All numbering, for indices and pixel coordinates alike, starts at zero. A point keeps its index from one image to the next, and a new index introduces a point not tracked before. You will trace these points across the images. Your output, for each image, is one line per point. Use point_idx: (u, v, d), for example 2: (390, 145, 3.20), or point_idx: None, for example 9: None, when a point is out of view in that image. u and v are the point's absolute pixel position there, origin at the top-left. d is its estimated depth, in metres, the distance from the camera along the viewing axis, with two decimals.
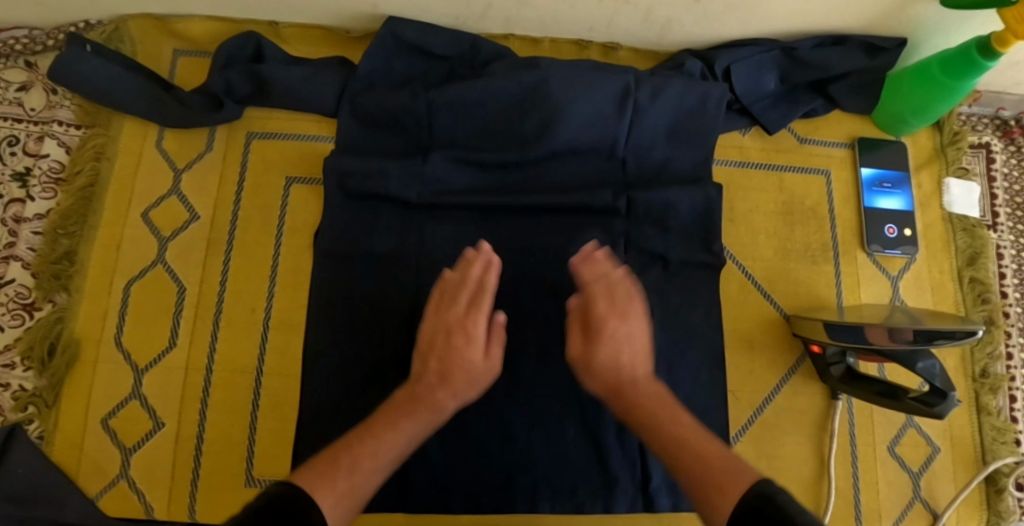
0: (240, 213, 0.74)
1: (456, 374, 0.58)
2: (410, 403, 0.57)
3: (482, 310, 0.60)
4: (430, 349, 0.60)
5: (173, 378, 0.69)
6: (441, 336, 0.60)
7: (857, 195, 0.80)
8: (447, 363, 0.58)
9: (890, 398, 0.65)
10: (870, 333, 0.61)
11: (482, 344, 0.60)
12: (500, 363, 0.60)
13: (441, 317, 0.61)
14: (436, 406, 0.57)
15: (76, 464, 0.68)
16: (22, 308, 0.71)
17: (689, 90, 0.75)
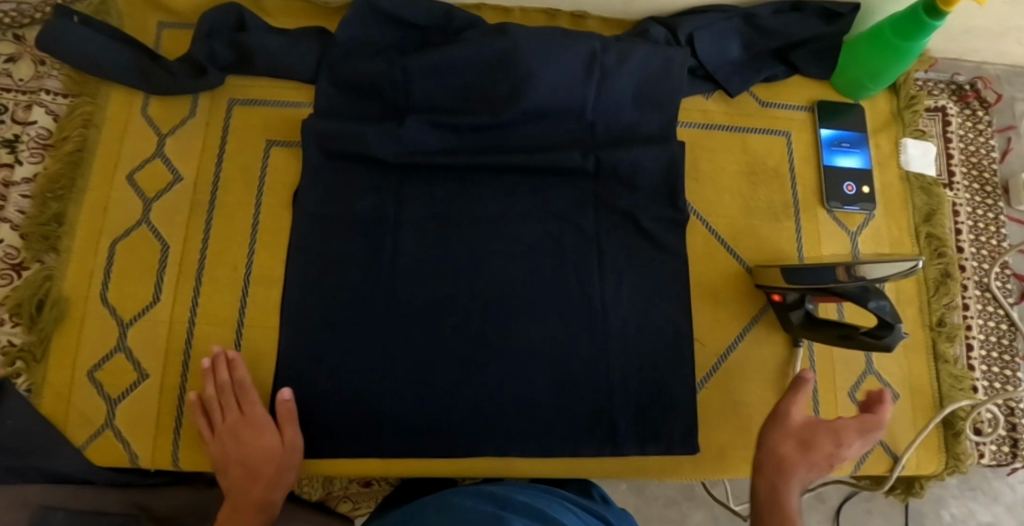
0: (221, 175, 0.76)
1: (261, 466, 0.66)
2: (240, 512, 0.63)
3: (252, 406, 0.68)
4: (233, 460, 0.67)
5: (156, 331, 0.72)
6: (228, 440, 0.67)
7: (816, 154, 0.83)
8: (250, 459, 0.66)
9: (846, 339, 0.68)
10: (827, 272, 0.65)
11: (272, 436, 0.67)
12: (298, 444, 0.67)
13: (216, 430, 0.67)
14: (262, 505, 0.65)
15: (63, 415, 0.70)
16: (11, 268, 0.74)
17: (654, 55, 0.77)
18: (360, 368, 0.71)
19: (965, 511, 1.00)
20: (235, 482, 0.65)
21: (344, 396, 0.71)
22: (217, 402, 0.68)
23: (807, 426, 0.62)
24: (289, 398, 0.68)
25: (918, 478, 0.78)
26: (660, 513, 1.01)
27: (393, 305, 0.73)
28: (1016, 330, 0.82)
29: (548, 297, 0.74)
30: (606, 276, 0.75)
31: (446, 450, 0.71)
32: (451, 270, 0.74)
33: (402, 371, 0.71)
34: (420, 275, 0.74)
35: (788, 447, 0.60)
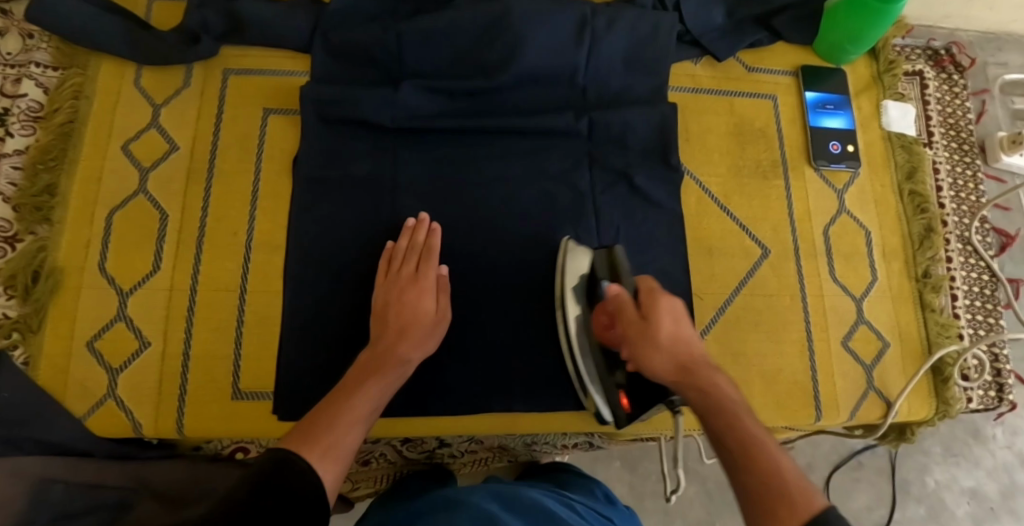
0: (218, 143, 0.76)
1: (414, 328, 0.66)
2: (380, 364, 0.63)
3: (426, 270, 0.70)
4: (386, 308, 0.67)
5: (157, 300, 0.71)
6: (394, 294, 0.68)
7: (803, 116, 0.86)
8: (403, 318, 0.66)
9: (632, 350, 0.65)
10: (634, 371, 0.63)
11: (429, 304, 0.68)
12: (447, 315, 0.69)
13: (389, 280, 0.69)
14: (401, 360, 0.64)
15: (62, 386, 0.69)
16: (3, 241, 0.72)
17: (643, 19, 0.79)
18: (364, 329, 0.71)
19: (948, 476, 1.02)
20: (384, 336, 0.65)
21: (349, 358, 0.71)
22: (403, 256, 0.70)
23: (661, 323, 0.57)
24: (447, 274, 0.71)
25: (910, 425, 0.81)
26: (654, 489, 1.02)
27: None
28: (997, 281, 0.86)
29: (549, 257, 0.75)
30: (605, 235, 0.77)
31: (452, 408, 0.71)
32: (452, 232, 0.75)
33: None
34: None
35: (651, 355, 0.56)
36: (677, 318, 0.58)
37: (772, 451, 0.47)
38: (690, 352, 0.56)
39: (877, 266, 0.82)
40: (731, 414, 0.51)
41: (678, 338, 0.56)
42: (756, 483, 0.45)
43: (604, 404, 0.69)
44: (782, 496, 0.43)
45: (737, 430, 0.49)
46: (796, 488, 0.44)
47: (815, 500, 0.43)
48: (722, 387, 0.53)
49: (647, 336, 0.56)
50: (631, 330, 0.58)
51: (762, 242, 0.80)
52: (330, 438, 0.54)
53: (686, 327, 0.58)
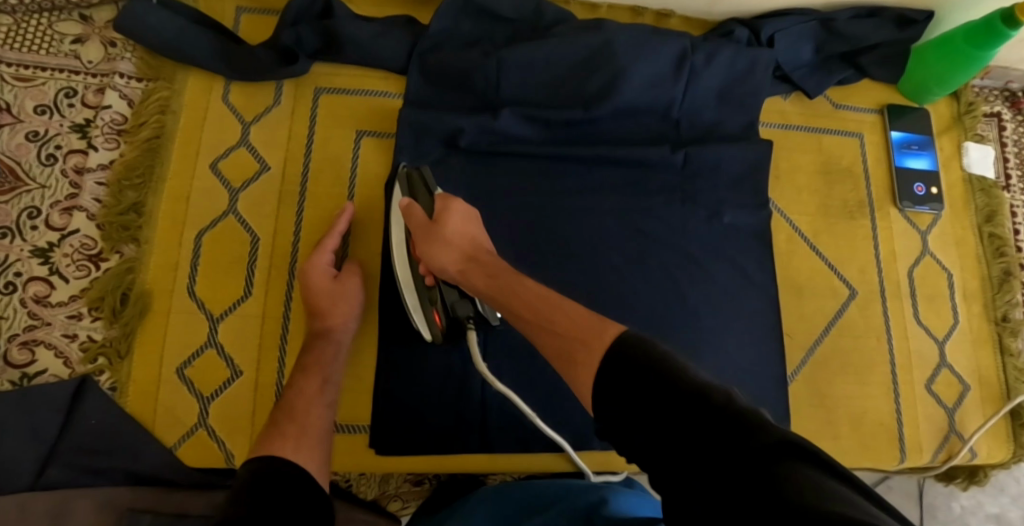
0: (309, 165, 0.74)
1: (330, 303, 0.67)
2: (310, 341, 0.67)
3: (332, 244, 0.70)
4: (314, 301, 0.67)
5: (249, 326, 0.70)
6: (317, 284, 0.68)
7: (888, 156, 0.86)
8: (324, 294, 0.67)
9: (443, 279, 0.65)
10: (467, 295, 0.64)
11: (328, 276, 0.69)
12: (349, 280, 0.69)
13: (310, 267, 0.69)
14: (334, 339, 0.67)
15: (151, 415, 0.67)
16: (87, 259, 0.71)
17: (740, 54, 0.78)
18: (459, 362, 0.70)
19: (973, 501, 0.95)
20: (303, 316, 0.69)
21: (448, 394, 0.70)
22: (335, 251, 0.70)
23: (445, 224, 0.62)
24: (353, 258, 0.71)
25: (983, 466, 0.82)
26: None
27: None
28: None
29: (644, 293, 0.74)
30: (698, 271, 0.76)
31: (554, 446, 0.70)
32: (548, 264, 0.73)
33: (503, 367, 0.70)
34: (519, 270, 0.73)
35: (440, 250, 0.61)
36: (464, 217, 0.63)
37: (551, 304, 0.52)
38: (476, 246, 0.62)
39: (959, 309, 0.82)
40: (510, 279, 0.57)
41: (461, 235, 0.62)
42: (565, 336, 0.48)
43: (422, 324, 0.67)
44: (579, 339, 0.46)
45: (523, 299, 0.54)
46: (591, 334, 0.46)
47: (608, 331, 0.45)
48: (502, 265, 0.59)
49: (429, 236, 0.62)
50: (420, 235, 0.63)
51: (849, 282, 0.80)
52: (296, 426, 0.59)
53: (472, 223, 0.64)
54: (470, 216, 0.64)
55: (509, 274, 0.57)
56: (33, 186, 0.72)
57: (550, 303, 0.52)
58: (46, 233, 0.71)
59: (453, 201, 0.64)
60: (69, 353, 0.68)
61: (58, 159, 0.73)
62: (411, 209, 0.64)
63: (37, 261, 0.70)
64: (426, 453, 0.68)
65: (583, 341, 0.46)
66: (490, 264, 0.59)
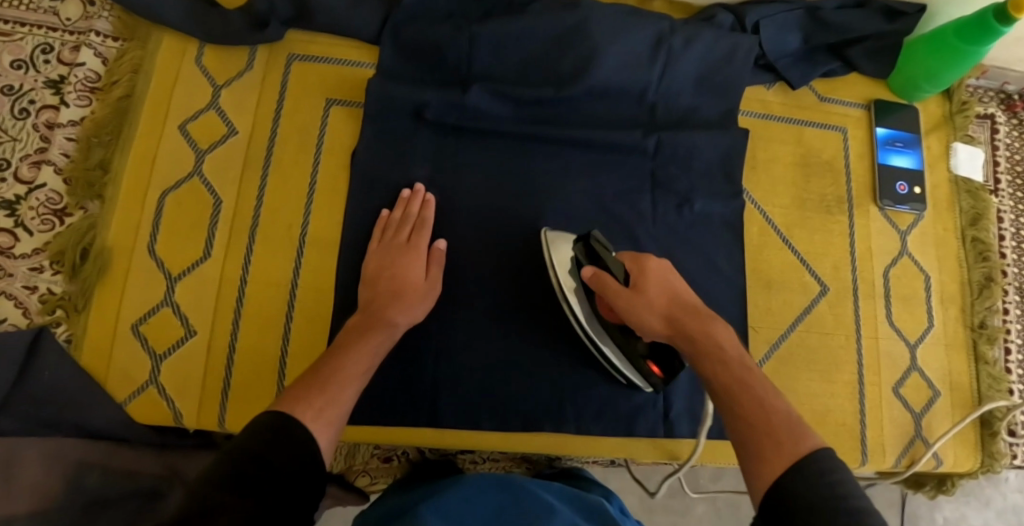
0: (277, 131, 0.74)
1: (407, 290, 0.65)
2: (369, 325, 0.61)
3: (422, 241, 0.69)
4: (376, 277, 0.67)
5: (205, 288, 0.70)
6: (389, 258, 0.67)
7: (871, 152, 0.84)
8: (396, 284, 0.65)
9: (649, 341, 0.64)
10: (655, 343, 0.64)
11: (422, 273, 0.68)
12: (439, 284, 0.67)
13: (383, 245, 0.69)
14: (390, 325, 0.62)
15: (103, 370, 0.67)
16: (52, 214, 0.71)
17: (721, 39, 0.77)
18: (413, 336, 0.70)
19: (958, 514, 0.92)
20: (377, 282, 0.66)
21: (398, 367, 0.69)
22: (397, 226, 0.70)
23: (649, 291, 0.60)
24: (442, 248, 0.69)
25: (950, 475, 0.80)
26: (663, 505, 0.99)
27: (452, 277, 0.71)
28: None
29: None
30: (663, 258, 0.75)
31: (503, 425, 0.69)
32: (509, 242, 0.73)
33: (456, 344, 0.70)
34: (480, 247, 0.72)
35: (647, 318, 0.58)
36: (666, 280, 0.61)
37: (750, 384, 0.49)
38: (677, 302, 0.59)
39: (934, 312, 0.80)
40: (732, 353, 0.53)
41: (665, 294, 0.60)
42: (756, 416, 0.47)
43: (636, 373, 0.67)
44: (779, 431, 0.45)
45: (739, 369, 0.51)
46: (785, 429, 0.45)
47: (801, 442, 0.44)
48: (716, 329, 0.55)
49: (635, 304, 0.59)
50: (620, 297, 0.60)
51: (821, 279, 0.78)
52: (325, 395, 0.52)
53: (669, 279, 0.62)
54: (670, 280, 0.62)
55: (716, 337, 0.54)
56: (5, 139, 0.73)
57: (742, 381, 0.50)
58: (14, 185, 0.72)
59: (653, 263, 0.63)
60: (28, 304, 0.69)
61: (31, 113, 0.74)
62: (607, 274, 0.61)
63: (3, 212, 0.71)
64: (372, 424, 0.68)
65: (777, 441, 0.45)
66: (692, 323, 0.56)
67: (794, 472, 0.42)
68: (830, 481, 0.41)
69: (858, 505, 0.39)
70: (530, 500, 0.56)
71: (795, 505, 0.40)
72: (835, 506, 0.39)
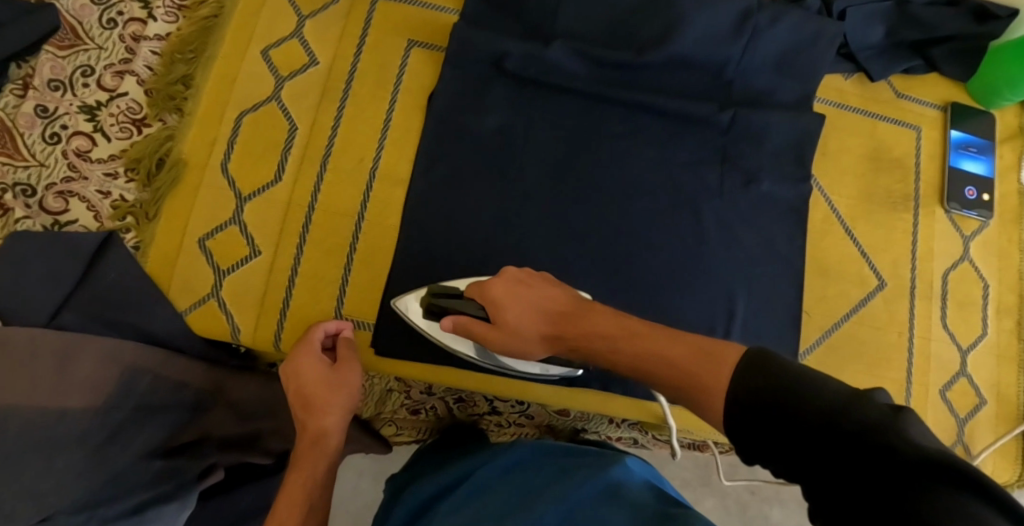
0: (357, 66, 0.75)
1: (316, 398, 0.63)
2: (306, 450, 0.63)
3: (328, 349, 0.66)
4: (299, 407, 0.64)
5: (273, 210, 0.71)
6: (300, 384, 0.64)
7: (943, 154, 0.83)
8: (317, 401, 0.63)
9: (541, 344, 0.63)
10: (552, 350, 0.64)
11: (326, 364, 0.65)
12: (347, 365, 0.65)
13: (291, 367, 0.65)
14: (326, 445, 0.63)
15: (167, 278, 0.69)
16: (131, 123, 0.73)
17: (807, 22, 0.76)
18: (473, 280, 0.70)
19: None
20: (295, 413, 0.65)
21: None
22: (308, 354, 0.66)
23: (508, 318, 0.58)
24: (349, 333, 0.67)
25: None
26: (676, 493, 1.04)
27: (516, 227, 0.71)
28: None
29: (667, 244, 0.73)
30: (725, 233, 0.75)
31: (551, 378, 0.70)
32: (574, 200, 0.73)
33: None
34: (546, 201, 0.72)
35: (527, 346, 0.58)
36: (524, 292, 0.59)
37: (654, 360, 0.49)
38: (547, 307, 0.58)
39: (989, 320, 0.79)
40: (620, 339, 0.52)
41: (526, 317, 0.58)
42: (676, 372, 0.47)
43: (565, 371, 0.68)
44: (697, 381, 0.44)
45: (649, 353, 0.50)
46: (704, 375, 0.44)
47: (724, 369, 0.43)
48: (593, 328, 0.54)
49: (508, 337, 0.59)
50: (499, 338, 0.59)
51: (879, 273, 0.78)
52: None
53: (522, 288, 0.59)
54: (523, 286, 0.59)
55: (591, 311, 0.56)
56: (90, 46, 0.74)
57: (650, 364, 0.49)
58: (96, 92, 0.73)
59: (495, 284, 0.60)
60: (100, 208, 0.70)
61: (117, 24, 0.75)
62: (464, 321, 0.59)
63: (84, 117, 0.72)
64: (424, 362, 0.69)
65: (701, 387, 0.43)
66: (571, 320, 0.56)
67: (751, 387, 0.40)
68: (776, 366, 0.40)
69: (812, 377, 0.38)
70: (533, 473, 0.62)
71: (765, 398, 0.38)
72: (804, 385, 0.37)
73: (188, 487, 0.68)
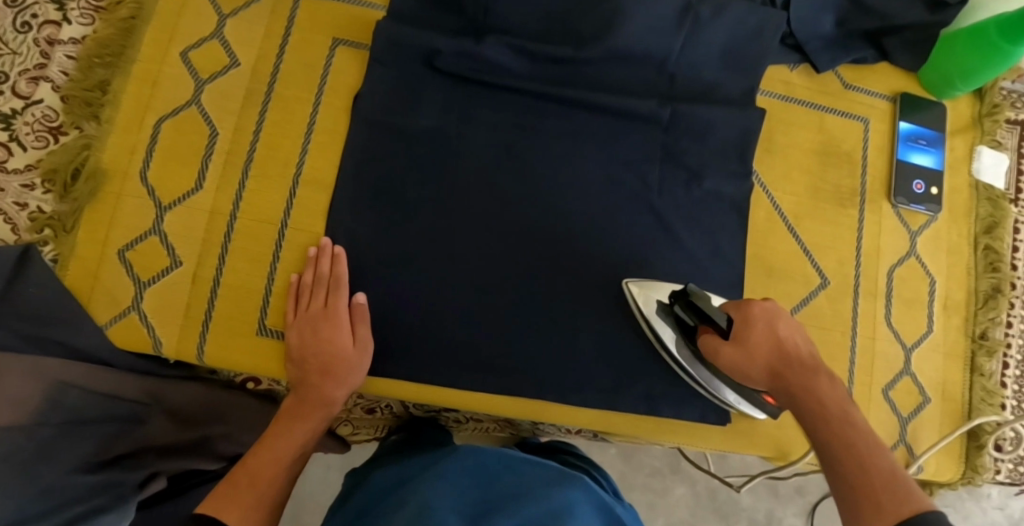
0: (281, 67, 0.72)
1: (336, 367, 0.64)
2: (304, 406, 0.64)
3: (338, 301, 0.66)
4: (303, 355, 0.66)
5: (195, 219, 0.69)
6: (309, 334, 0.66)
7: (892, 147, 0.81)
8: (321, 357, 0.65)
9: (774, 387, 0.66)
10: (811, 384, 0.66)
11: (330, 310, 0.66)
12: (370, 344, 0.66)
13: (299, 317, 0.67)
14: (327, 399, 0.64)
15: (87, 291, 0.67)
16: (47, 131, 0.70)
17: (748, 13, 0.74)
18: (403, 289, 0.68)
19: None
20: (309, 375, 0.65)
21: (387, 317, 0.68)
22: (312, 291, 0.67)
23: (751, 333, 0.58)
24: (364, 301, 0.66)
25: (930, 484, 0.78)
26: (643, 483, 1.05)
27: (445, 232, 0.70)
28: None
29: (603, 245, 0.71)
30: (665, 232, 0.73)
31: (481, 386, 0.68)
32: (506, 202, 0.71)
33: (447, 301, 0.68)
34: (478, 204, 0.70)
35: (742, 358, 0.58)
36: (774, 321, 0.58)
37: (856, 456, 0.50)
38: (784, 357, 0.57)
39: (936, 318, 0.78)
40: (812, 403, 0.53)
41: (770, 345, 0.57)
42: (860, 491, 0.48)
43: (752, 407, 0.69)
44: (874, 497, 0.47)
45: (836, 408, 0.53)
46: (888, 493, 0.47)
47: (901, 508, 0.46)
48: (824, 393, 0.54)
49: (738, 346, 0.58)
50: (722, 352, 0.59)
51: (823, 271, 0.76)
52: (248, 475, 0.59)
53: (783, 329, 0.58)
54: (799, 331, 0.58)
55: (809, 363, 0.56)
56: (4, 51, 0.71)
57: (863, 490, 0.48)
58: (10, 99, 0.70)
59: (761, 312, 0.58)
60: (17, 220, 0.68)
61: (32, 27, 0.72)
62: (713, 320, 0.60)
63: None
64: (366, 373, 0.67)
65: (874, 504, 0.47)
66: (801, 382, 0.55)
67: None
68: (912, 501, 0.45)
69: None
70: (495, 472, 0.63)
71: None
72: None
73: (127, 498, 0.68)
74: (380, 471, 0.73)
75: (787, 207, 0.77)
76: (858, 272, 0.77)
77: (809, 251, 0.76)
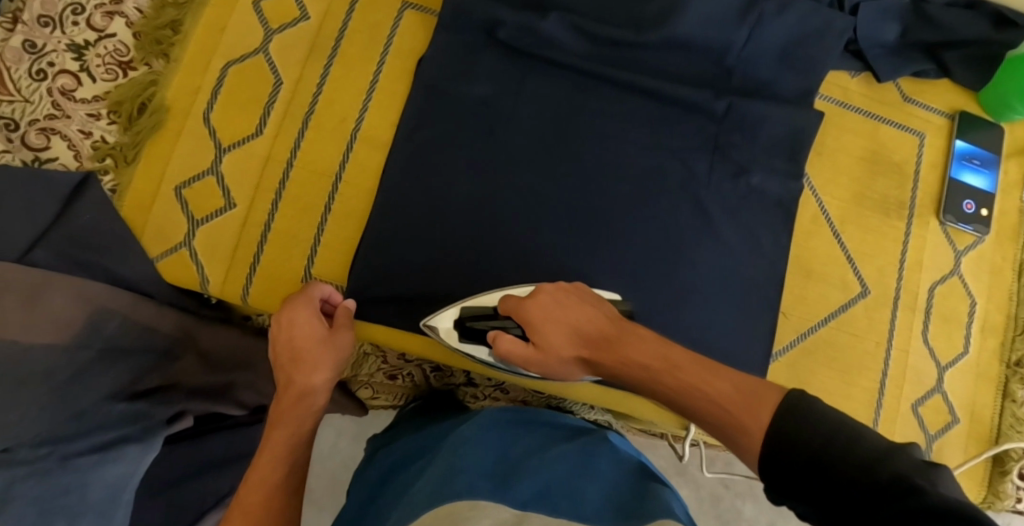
0: (348, 25, 0.74)
1: (324, 359, 0.61)
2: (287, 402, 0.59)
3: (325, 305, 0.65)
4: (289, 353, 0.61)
5: (251, 163, 0.71)
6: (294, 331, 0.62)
7: (945, 164, 0.80)
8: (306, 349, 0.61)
9: None
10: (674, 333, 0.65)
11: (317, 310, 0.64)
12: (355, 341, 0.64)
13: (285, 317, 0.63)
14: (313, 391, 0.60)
15: (140, 223, 0.69)
16: (116, 65, 0.72)
17: (812, 13, 0.74)
18: (446, 252, 0.69)
19: None
20: (281, 370, 0.61)
21: (428, 278, 0.69)
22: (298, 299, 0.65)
23: (536, 330, 0.58)
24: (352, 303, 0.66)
25: None
26: None
27: (493, 201, 0.70)
28: None
29: (647, 229, 0.72)
30: (710, 223, 0.73)
31: None
32: (555, 178, 0.71)
33: (488, 269, 0.69)
34: (528, 177, 0.71)
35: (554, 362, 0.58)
36: (559, 304, 0.58)
37: (696, 402, 0.47)
38: (579, 337, 0.56)
39: (972, 339, 0.77)
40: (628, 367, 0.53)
41: (563, 335, 0.57)
42: (721, 418, 0.45)
43: None
44: (730, 424, 0.44)
45: (653, 359, 0.51)
46: (738, 413, 0.44)
47: (761, 416, 0.42)
48: (633, 355, 0.52)
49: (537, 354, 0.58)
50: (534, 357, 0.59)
51: (864, 281, 0.76)
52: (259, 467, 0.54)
53: (560, 310, 0.58)
54: (577, 305, 0.58)
55: (602, 333, 0.56)
56: None
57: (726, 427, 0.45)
58: (85, 31, 0.71)
59: (534, 305, 0.59)
60: (81, 148, 0.69)
61: None
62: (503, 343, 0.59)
63: (71, 56, 0.71)
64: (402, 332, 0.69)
65: (735, 429, 0.44)
66: (608, 351, 0.54)
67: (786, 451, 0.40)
68: (813, 413, 0.41)
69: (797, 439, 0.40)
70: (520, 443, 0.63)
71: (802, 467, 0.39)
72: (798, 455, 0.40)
73: (156, 430, 0.65)
74: (393, 446, 0.72)
75: (832, 212, 0.77)
76: (897, 285, 0.76)
77: (851, 258, 0.76)
